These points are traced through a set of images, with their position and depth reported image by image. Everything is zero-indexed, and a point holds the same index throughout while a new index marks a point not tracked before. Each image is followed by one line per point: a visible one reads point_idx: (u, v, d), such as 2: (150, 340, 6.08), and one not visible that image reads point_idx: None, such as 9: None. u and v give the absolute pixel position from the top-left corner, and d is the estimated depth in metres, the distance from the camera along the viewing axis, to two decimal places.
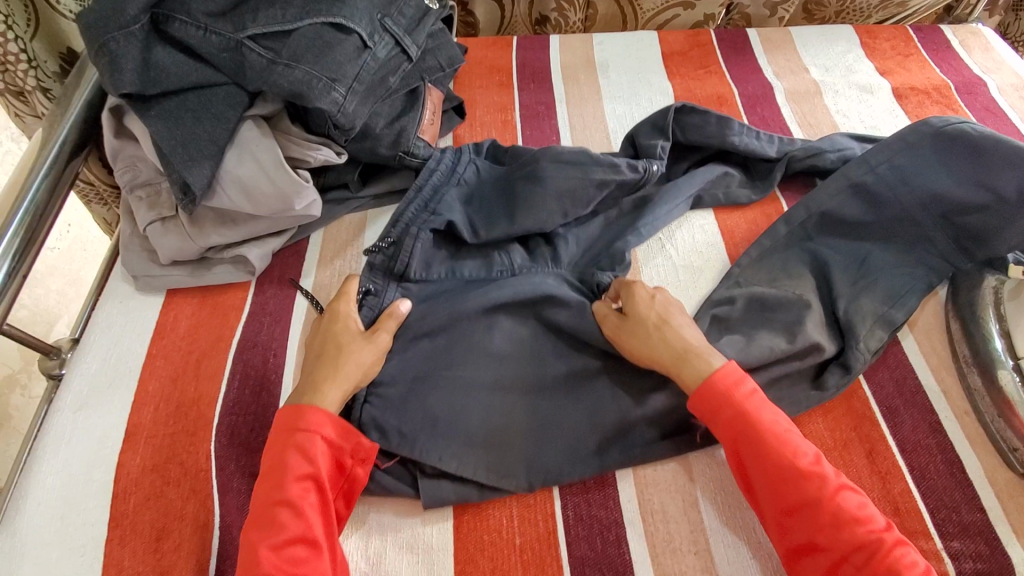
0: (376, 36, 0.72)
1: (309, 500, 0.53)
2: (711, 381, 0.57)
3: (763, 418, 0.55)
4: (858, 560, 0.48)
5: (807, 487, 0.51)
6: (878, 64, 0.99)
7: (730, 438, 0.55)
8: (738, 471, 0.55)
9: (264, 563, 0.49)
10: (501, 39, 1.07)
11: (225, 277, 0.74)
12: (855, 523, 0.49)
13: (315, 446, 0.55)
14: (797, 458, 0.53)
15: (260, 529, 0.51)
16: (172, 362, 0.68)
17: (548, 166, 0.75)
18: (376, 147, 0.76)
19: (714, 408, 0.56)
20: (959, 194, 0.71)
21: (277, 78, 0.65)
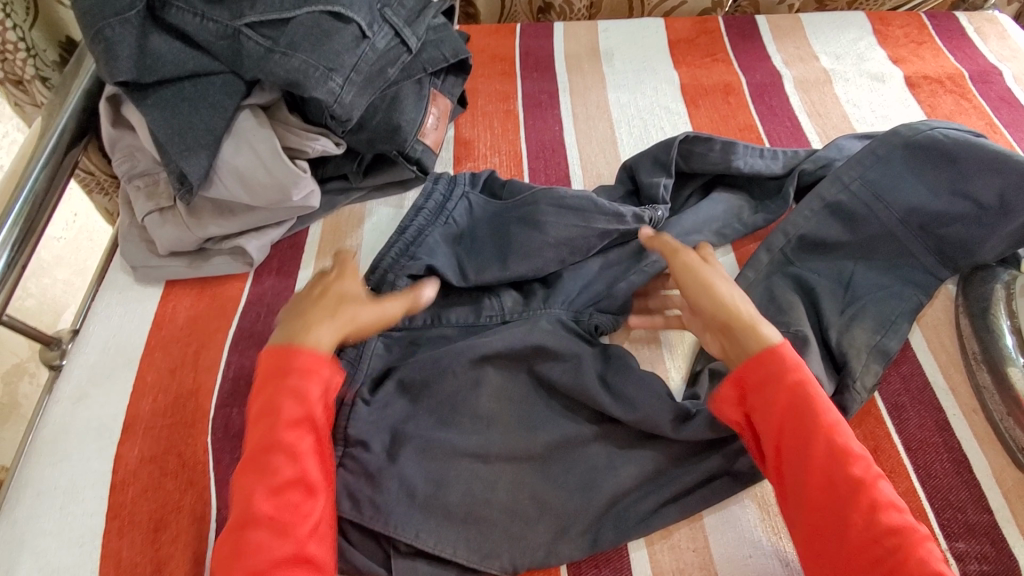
0: (375, 26, 0.71)
1: (303, 449, 0.52)
2: (772, 351, 0.56)
3: (817, 398, 0.54)
4: (889, 543, 0.47)
5: (854, 465, 0.50)
6: (890, 52, 0.97)
7: (776, 411, 0.54)
8: (776, 442, 0.53)
9: (258, 508, 0.48)
10: (504, 26, 1.05)
11: (224, 268, 0.73)
12: (893, 510, 0.48)
13: (306, 386, 0.54)
14: (849, 438, 0.52)
15: (253, 473, 0.50)
16: (170, 353, 0.68)
17: (547, 210, 0.70)
18: (374, 140, 0.75)
19: (764, 378, 0.55)
20: (936, 205, 0.68)
21: (274, 66, 0.64)
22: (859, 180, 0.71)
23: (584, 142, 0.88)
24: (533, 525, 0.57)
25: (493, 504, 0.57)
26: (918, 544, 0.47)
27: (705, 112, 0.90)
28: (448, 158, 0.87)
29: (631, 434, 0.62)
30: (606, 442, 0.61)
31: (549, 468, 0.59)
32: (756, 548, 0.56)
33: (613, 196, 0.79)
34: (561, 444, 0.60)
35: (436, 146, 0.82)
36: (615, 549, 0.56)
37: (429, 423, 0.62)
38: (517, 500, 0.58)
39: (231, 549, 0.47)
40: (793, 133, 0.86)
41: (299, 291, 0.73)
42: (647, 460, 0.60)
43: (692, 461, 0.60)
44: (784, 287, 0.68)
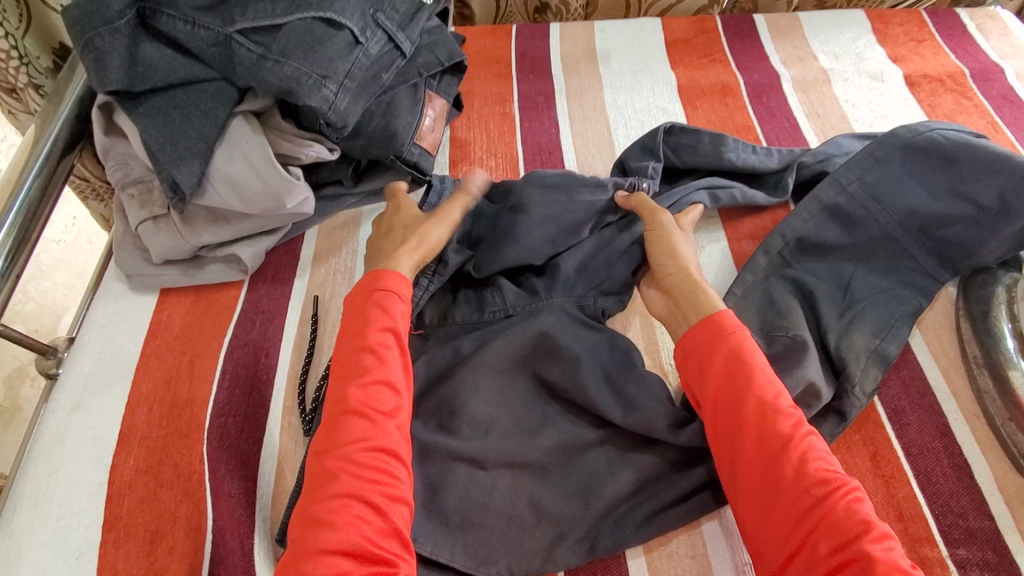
0: (368, 31, 0.70)
1: (389, 355, 0.57)
2: (713, 317, 0.58)
3: (752, 359, 0.55)
4: (818, 493, 0.47)
5: (784, 420, 0.51)
6: (890, 51, 0.96)
7: (713, 375, 0.55)
8: (711, 401, 0.54)
9: (351, 399, 0.54)
10: (499, 28, 1.04)
11: (219, 276, 0.73)
12: (822, 462, 0.49)
13: (388, 301, 0.61)
14: (779, 396, 0.53)
15: (347, 370, 0.56)
16: (165, 362, 0.67)
17: (532, 192, 0.72)
18: (370, 146, 0.74)
19: (704, 340, 0.57)
20: (936, 207, 0.67)
21: (266, 74, 0.64)
22: (857, 183, 0.70)
23: (581, 144, 0.87)
24: (530, 532, 0.56)
25: (489, 511, 0.56)
26: (846, 495, 0.47)
27: (702, 113, 0.89)
28: (443, 161, 0.86)
29: (629, 439, 0.61)
30: (604, 447, 0.60)
31: (546, 475, 0.58)
32: None
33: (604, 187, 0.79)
34: (559, 450, 0.59)
35: (433, 150, 0.81)
36: (613, 556, 0.55)
37: (424, 430, 0.61)
38: (514, 506, 0.57)
39: (326, 435, 0.53)
40: (791, 134, 0.85)
41: (295, 298, 0.72)
42: (645, 465, 0.59)
43: (691, 467, 0.59)
44: (782, 290, 0.67)
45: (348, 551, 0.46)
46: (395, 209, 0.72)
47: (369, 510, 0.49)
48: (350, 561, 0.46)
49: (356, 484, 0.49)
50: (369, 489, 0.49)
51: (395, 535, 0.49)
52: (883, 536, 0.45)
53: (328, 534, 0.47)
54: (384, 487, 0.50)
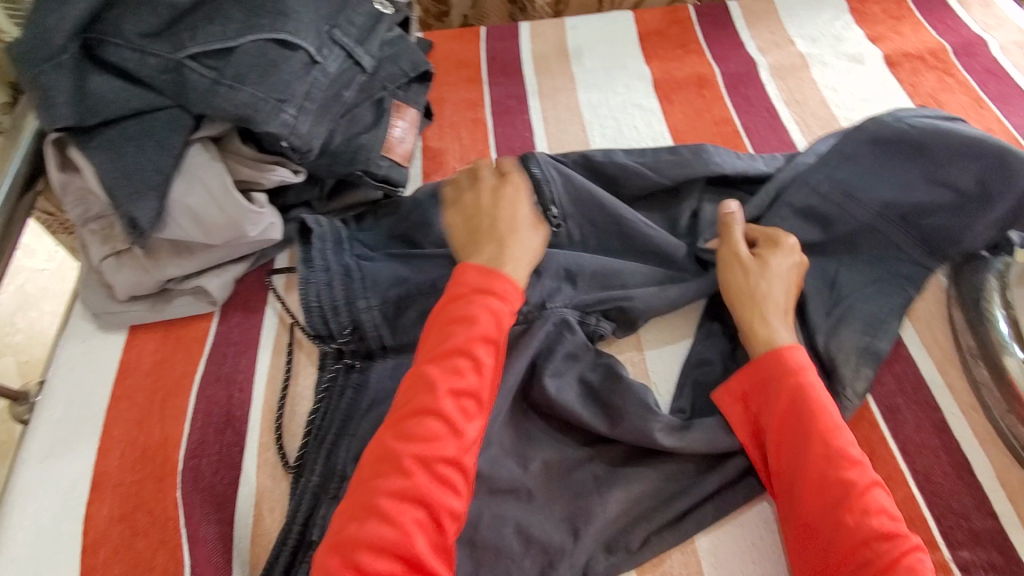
0: (325, 49, 0.67)
1: (484, 363, 0.54)
2: (781, 353, 0.56)
3: (818, 401, 0.54)
4: (879, 547, 0.46)
5: (850, 469, 0.50)
6: (868, 30, 0.93)
7: (776, 413, 0.54)
8: (773, 438, 0.54)
9: (443, 403, 0.52)
10: (468, 31, 1.01)
11: (187, 309, 0.70)
12: (885, 517, 0.48)
13: (493, 309, 0.57)
14: (848, 444, 0.51)
15: (437, 373, 0.53)
16: (136, 403, 0.65)
17: (431, 200, 0.71)
18: (334, 165, 0.70)
19: (767, 378, 0.56)
20: (914, 196, 0.65)
21: (221, 101, 0.61)
22: (829, 182, 0.67)
23: (556, 147, 0.84)
24: (521, 562, 0.53)
25: (476, 543, 0.54)
26: (906, 553, 0.46)
27: (679, 108, 0.87)
28: (417, 173, 0.83)
29: (617, 457, 0.59)
30: (593, 466, 0.58)
31: (533, 500, 0.56)
32: (755, 570, 0.53)
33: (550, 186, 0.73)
34: (544, 473, 0.57)
35: (405, 160, 0.75)
36: None
37: None
38: (502, 536, 0.54)
39: (399, 432, 0.51)
40: (771, 124, 0.83)
41: (267, 329, 0.69)
42: (637, 485, 0.57)
43: (685, 483, 0.57)
44: None
45: (390, 552, 0.46)
46: (511, 188, 0.66)
47: (427, 519, 0.48)
48: (398, 562, 0.46)
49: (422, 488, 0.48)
50: (437, 499, 0.48)
51: (438, 547, 0.48)
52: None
53: (381, 530, 0.46)
54: (448, 499, 0.49)
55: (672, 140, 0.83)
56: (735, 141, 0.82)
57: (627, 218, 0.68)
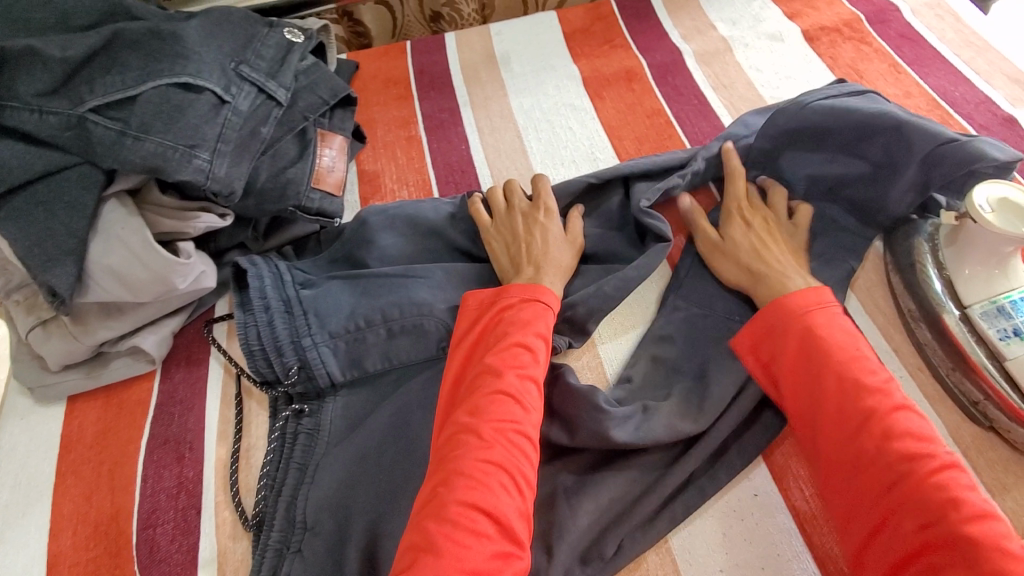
0: (233, 87, 0.66)
1: (542, 353, 0.54)
2: (784, 299, 0.55)
3: (829, 337, 0.52)
4: (903, 470, 0.45)
5: (868, 397, 0.48)
6: (784, 8, 0.95)
7: (788, 358, 0.53)
8: (790, 381, 0.53)
9: (507, 381, 0.51)
10: (393, 47, 0.99)
11: (125, 371, 0.67)
12: (909, 440, 0.46)
13: (546, 308, 0.57)
14: (866, 373, 0.50)
15: (501, 359, 0.52)
16: (84, 477, 0.61)
17: (375, 223, 0.69)
18: (262, 203, 0.68)
19: (776, 325, 0.55)
20: (834, 168, 0.68)
21: (127, 153, 0.58)
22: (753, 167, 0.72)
23: (493, 156, 0.83)
24: None
25: None
26: (936, 470, 0.44)
27: (611, 104, 0.87)
28: (354, 200, 0.80)
29: (583, 466, 0.58)
30: (558, 479, 0.57)
31: None
32: (731, 561, 0.53)
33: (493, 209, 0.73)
34: None
35: (338, 189, 0.73)
36: None
37: (371, 500, 0.54)
38: None
39: (470, 409, 0.50)
40: (701, 111, 0.84)
41: (212, 382, 0.67)
42: (604, 492, 0.56)
43: (653, 483, 0.57)
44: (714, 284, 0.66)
45: (481, 511, 0.44)
46: (546, 214, 0.68)
47: (510, 484, 0.46)
48: (489, 523, 0.44)
49: (504, 457, 0.47)
50: (519, 465, 0.47)
51: (521, 514, 0.46)
52: (980, 512, 0.42)
53: (471, 490, 0.45)
54: (526, 467, 0.48)
55: (608, 137, 0.83)
56: (668, 131, 0.83)
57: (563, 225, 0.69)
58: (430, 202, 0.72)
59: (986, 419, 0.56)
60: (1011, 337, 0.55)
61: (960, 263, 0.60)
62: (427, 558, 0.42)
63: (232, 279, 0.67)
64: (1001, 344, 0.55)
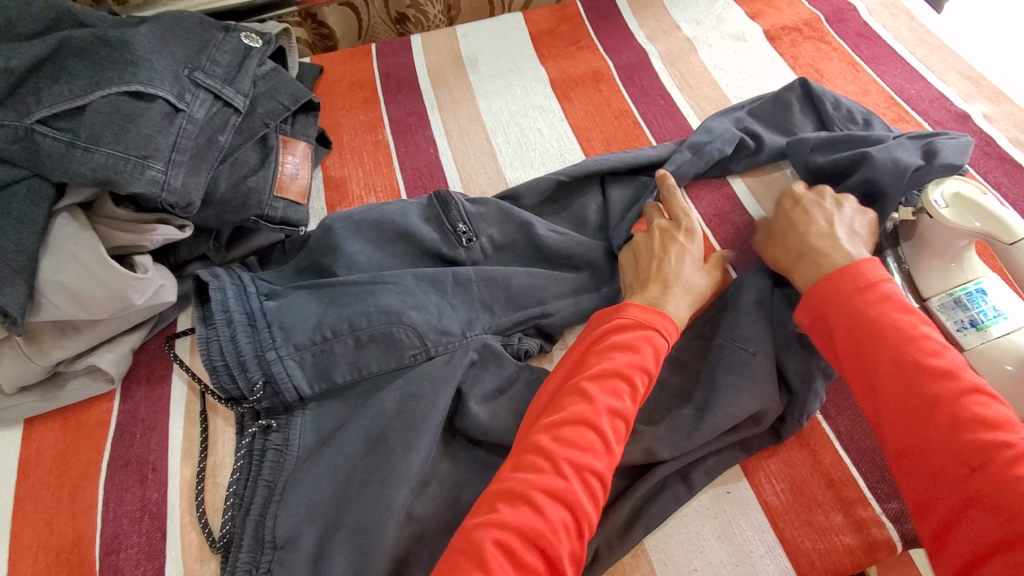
0: (187, 95, 0.64)
1: (639, 390, 0.52)
2: (844, 270, 0.54)
3: (890, 320, 0.50)
4: (974, 461, 0.43)
5: (932, 383, 0.46)
6: (746, 8, 0.96)
7: (841, 339, 0.52)
8: (851, 366, 0.51)
9: (597, 412, 0.49)
10: (358, 51, 0.98)
11: (84, 391, 0.65)
12: (982, 427, 0.43)
13: (654, 340, 0.54)
14: (932, 357, 0.47)
15: (592, 386, 0.51)
16: (43, 502, 0.59)
17: (341, 231, 0.68)
18: (223, 214, 0.66)
19: (830, 302, 0.53)
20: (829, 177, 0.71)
21: (77, 166, 0.56)
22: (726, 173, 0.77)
23: (462, 160, 0.83)
24: None
25: None
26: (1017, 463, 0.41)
27: (579, 105, 0.87)
28: (320, 207, 0.79)
29: None
30: None
31: None
32: (705, 560, 0.53)
33: (464, 206, 0.71)
34: None
35: (302, 197, 0.72)
36: None
37: (344, 516, 0.53)
38: None
39: (553, 432, 0.49)
40: (667, 111, 0.84)
41: (176, 400, 0.65)
42: None
43: (630, 487, 0.57)
44: None
45: (535, 544, 0.43)
46: (687, 236, 0.64)
47: (571, 524, 0.45)
48: (535, 556, 0.43)
49: (575, 494, 0.45)
50: (586, 508, 0.45)
51: (573, 558, 0.44)
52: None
53: (525, 518, 0.44)
54: (590, 508, 0.46)
55: (576, 139, 0.83)
56: (636, 131, 0.83)
57: (534, 229, 0.70)
58: (399, 203, 0.72)
59: None
60: (969, 328, 0.56)
61: (918, 257, 0.61)
62: (470, 568, 0.42)
63: (192, 293, 0.65)
64: (959, 335, 0.57)
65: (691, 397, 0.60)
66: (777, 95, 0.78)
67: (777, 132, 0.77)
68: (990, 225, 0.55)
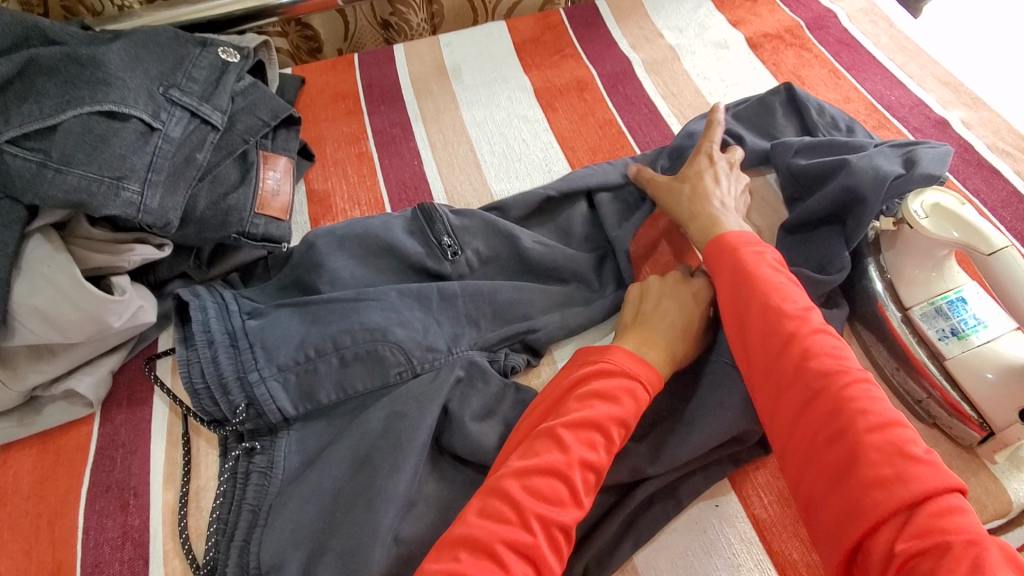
0: (163, 113, 0.63)
1: (615, 442, 0.51)
2: (724, 234, 0.58)
3: (759, 267, 0.54)
4: (818, 388, 0.46)
5: (787, 321, 0.49)
6: (728, 15, 0.97)
7: (722, 290, 0.55)
8: (725, 313, 0.54)
9: (571, 461, 0.49)
10: (340, 60, 0.97)
11: (61, 416, 0.63)
12: (824, 359, 0.47)
13: (635, 393, 0.54)
14: (787, 301, 0.51)
15: (570, 436, 0.50)
16: (19, 531, 0.57)
17: (324, 247, 0.67)
18: (203, 232, 0.65)
19: (718, 258, 0.57)
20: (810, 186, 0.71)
21: (49, 188, 0.55)
22: None
23: (447, 171, 0.82)
24: None
25: None
26: (850, 386, 0.45)
27: (563, 115, 0.86)
28: (303, 222, 0.78)
29: None
30: None
31: None
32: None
33: (449, 219, 0.70)
34: None
35: (284, 212, 0.70)
36: None
37: (330, 540, 0.52)
38: None
39: (523, 480, 0.48)
40: (652, 120, 0.85)
41: (158, 422, 0.64)
42: None
43: (619, 503, 0.57)
44: None
45: None
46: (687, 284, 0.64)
47: None
48: None
49: (540, 549, 0.45)
50: (550, 562, 0.45)
51: None
52: (884, 422, 0.43)
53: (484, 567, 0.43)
54: (555, 561, 0.46)
55: (561, 148, 0.83)
56: (620, 141, 0.83)
57: (520, 241, 0.70)
58: (383, 217, 0.71)
59: (929, 416, 0.60)
60: (950, 337, 0.57)
61: (899, 266, 0.61)
62: None
63: (172, 313, 0.63)
64: (940, 344, 0.57)
65: (678, 412, 0.60)
66: (763, 99, 0.79)
67: (760, 135, 0.78)
68: (967, 235, 0.56)
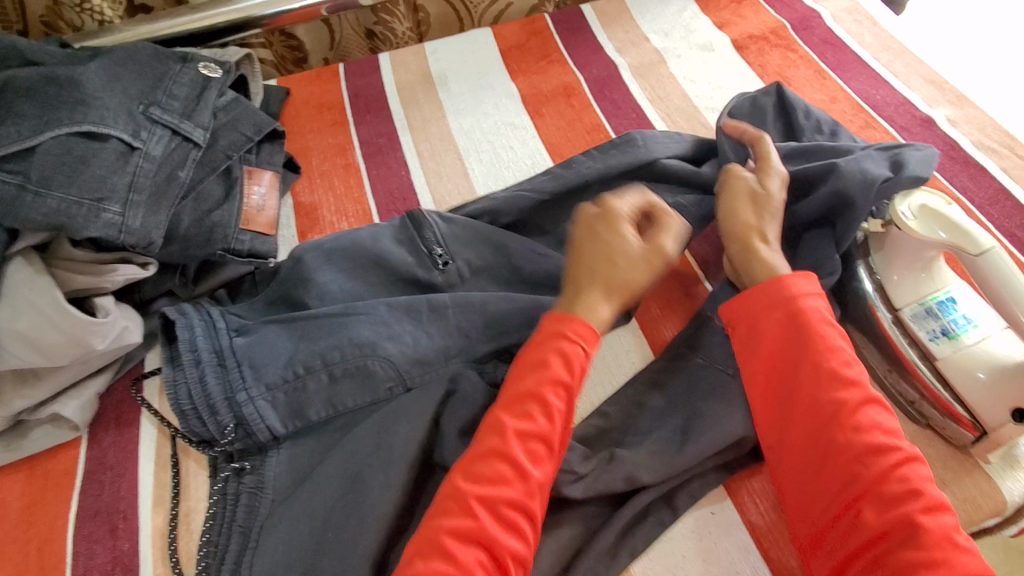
0: (143, 132, 0.63)
1: (556, 408, 0.50)
2: (784, 278, 0.53)
3: (816, 324, 0.50)
4: (867, 463, 0.45)
5: (841, 389, 0.48)
6: (713, 17, 0.97)
7: (769, 339, 0.51)
8: (763, 365, 0.51)
9: (511, 440, 0.48)
10: (325, 71, 0.96)
11: (47, 440, 0.62)
12: (876, 435, 0.46)
13: (565, 349, 0.51)
14: (842, 367, 0.49)
15: (511, 411, 0.50)
16: (6, 559, 0.56)
17: (311, 261, 0.67)
18: (187, 250, 0.64)
19: (771, 303, 0.52)
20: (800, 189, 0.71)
21: (27, 212, 0.55)
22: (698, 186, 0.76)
23: (434, 181, 0.82)
24: None
25: None
26: (899, 467, 0.44)
27: (550, 121, 0.86)
28: (291, 235, 0.77)
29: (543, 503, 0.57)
30: None
31: None
32: None
33: (439, 228, 0.70)
34: None
35: (270, 227, 0.70)
36: None
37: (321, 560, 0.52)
38: None
39: (469, 469, 0.48)
40: (639, 125, 0.84)
41: (146, 444, 0.63)
42: (565, 529, 0.56)
43: (614, 514, 0.56)
44: None
45: None
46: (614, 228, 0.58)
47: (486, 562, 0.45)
48: None
49: (487, 531, 0.45)
50: (502, 543, 0.45)
51: None
52: (933, 504, 0.43)
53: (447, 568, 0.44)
54: (510, 541, 0.46)
55: (549, 155, 0.83)
56: None
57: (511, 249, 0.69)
58: (371, 228, 0.70)
59: (922, 416, 0.60)
60: (941, 337, 0.57)
61: (889, 268, 0.61)
62: None
63: (159, 332, 0.63)
64: (931, 344, 0.57)
65: (672, 420, 0.59)
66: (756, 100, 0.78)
67: None
68: (956, 235, 0.56)
